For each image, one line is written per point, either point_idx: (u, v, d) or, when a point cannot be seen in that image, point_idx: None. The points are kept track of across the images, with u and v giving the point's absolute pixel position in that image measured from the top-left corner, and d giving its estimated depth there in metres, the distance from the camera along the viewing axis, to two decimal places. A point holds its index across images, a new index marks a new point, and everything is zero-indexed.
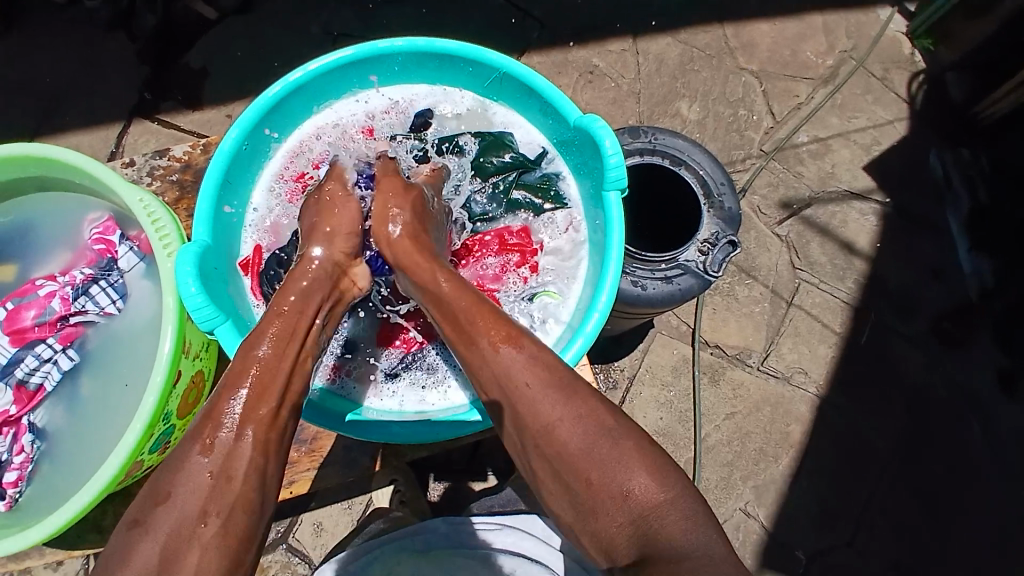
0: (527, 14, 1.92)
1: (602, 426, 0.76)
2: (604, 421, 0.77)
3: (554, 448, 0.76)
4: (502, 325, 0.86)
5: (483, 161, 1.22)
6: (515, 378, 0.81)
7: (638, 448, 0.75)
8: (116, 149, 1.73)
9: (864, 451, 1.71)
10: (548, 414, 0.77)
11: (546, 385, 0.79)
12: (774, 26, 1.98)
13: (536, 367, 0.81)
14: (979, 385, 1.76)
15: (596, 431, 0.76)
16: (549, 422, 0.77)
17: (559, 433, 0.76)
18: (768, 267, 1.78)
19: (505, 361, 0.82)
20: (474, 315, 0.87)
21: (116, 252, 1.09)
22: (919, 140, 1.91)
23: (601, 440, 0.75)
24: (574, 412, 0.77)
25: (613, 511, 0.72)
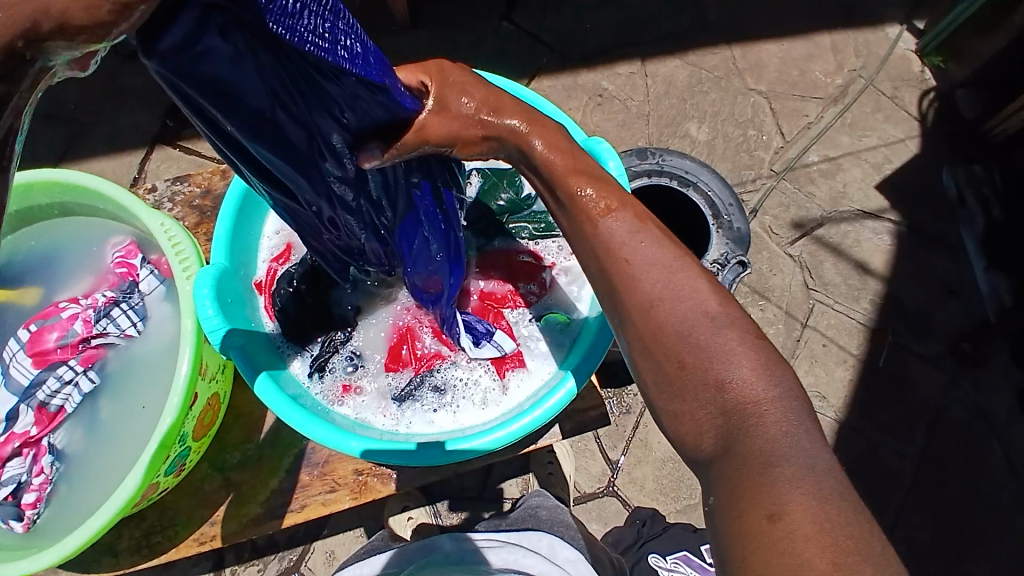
0: (537, 39, 1.96)
1: (707, 312, 0.68)
2: (709, 303, 0.69)
3: (654, 326, 0.69)
4: (586, 172, 0.78)
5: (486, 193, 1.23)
6: (617, 254, 0.72)
7: (741, 339, 0.66)
8: (139, 175, 1.79)
9: (883, 473, 1.68)
10: (652, 287, 0.70)
11: (651, 259, 0.71)
12: (782, 46, 1.99)
13: (642, 231, 0.73)
14: (1001, 410, 1.73)
15: (696, 310, 0.68)
16: (657, 297, 0.69)
17: (662, 307, 0.69)
18: (780, 287, 1.78)
19: (610, 234, 0.73)
20: (580, 185, 0.76)
21: (137, 275, 1.13)
22: (930, 158, 1.91)
23: (702, 324, 0.67)
24: (677, 290, 0.69)
25: (705, 394, 0.65)
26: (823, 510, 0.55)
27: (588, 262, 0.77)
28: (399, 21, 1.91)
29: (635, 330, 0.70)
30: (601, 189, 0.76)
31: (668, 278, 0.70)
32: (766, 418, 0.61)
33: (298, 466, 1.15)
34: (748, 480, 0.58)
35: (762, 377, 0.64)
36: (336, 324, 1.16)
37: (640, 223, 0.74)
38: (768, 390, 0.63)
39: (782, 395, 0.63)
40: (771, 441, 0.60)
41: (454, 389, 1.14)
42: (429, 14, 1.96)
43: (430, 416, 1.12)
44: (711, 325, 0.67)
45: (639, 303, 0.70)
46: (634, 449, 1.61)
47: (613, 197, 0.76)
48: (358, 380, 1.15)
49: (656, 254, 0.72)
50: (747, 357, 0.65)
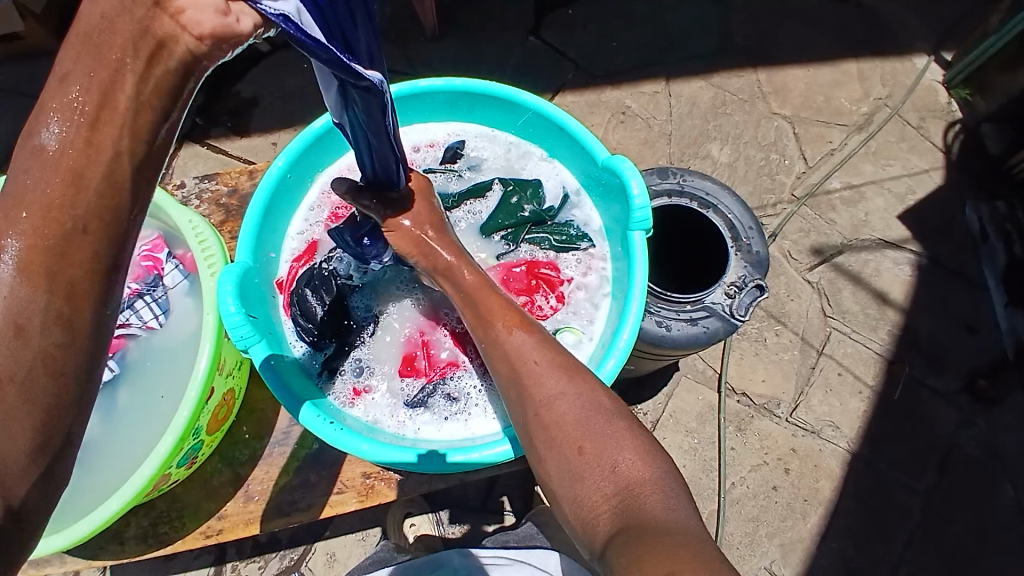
0: (563, 55, 1.98)
1: (600, 407, 0.77)
2: (601, 403, 0.78)
3: (552, 419, 0.77)
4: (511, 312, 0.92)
5: (506, 204, 1.21)
6: (525, 360, 0.84)
7: (629, 430, 0.75)
8: (167, 170, 1.84)
9: (894, 507, 1.66)
10: (552, 388, 0.80)
11: (553, 367, 0.83)
12: (809, 71, 1.99)
13: (547, 349, 0.86)
14: (1014, 450, 1.70)
15: (590, 405, 0.78)
16: (555, 394, 0.79)
17: (559, 405, 0.78)
18: (797, 313, 1.76)
19: (518, 344, 0.86)
20: (495, 307, 0.92)
21: (162, 269, 1.15)
22: (954, 191, 1.89)
23: (594, 414, 0.76)
24: (573, 391, 0.79)
25: (600, 475, 0.70)
26: (690, 555, 0.56)
27: (499, 372, 0.87)
28: (428, 33, 1.95)
29: (539, 426, 0.78)
30: (513, 317, 0.91)
31: (566, 385, 0.80)
32: (653, 498, 0.66)
33: (307, 465, 1.16)
34: (633, 537, 0.62)
35: (643, 458, 0.71)
36: (356, 328, 1.18)
37: (542, 341, 0.87)
38: (649, 471, 0.69)
39: (664, 475, 0.69)
40: (656, 516, 0.63)
41: (464, 397, 1.14)
42: (457, 26, 1.99)
43: (439, 423, 1.12)
44: (603, 416, 0.76)
45: (532, 409, 0.80)
46: None
47: (521, 322, 0.90)
48: (372, 384, 1.15)
49: (555, 362, 0.84)
50: (634, 444, 0.72)
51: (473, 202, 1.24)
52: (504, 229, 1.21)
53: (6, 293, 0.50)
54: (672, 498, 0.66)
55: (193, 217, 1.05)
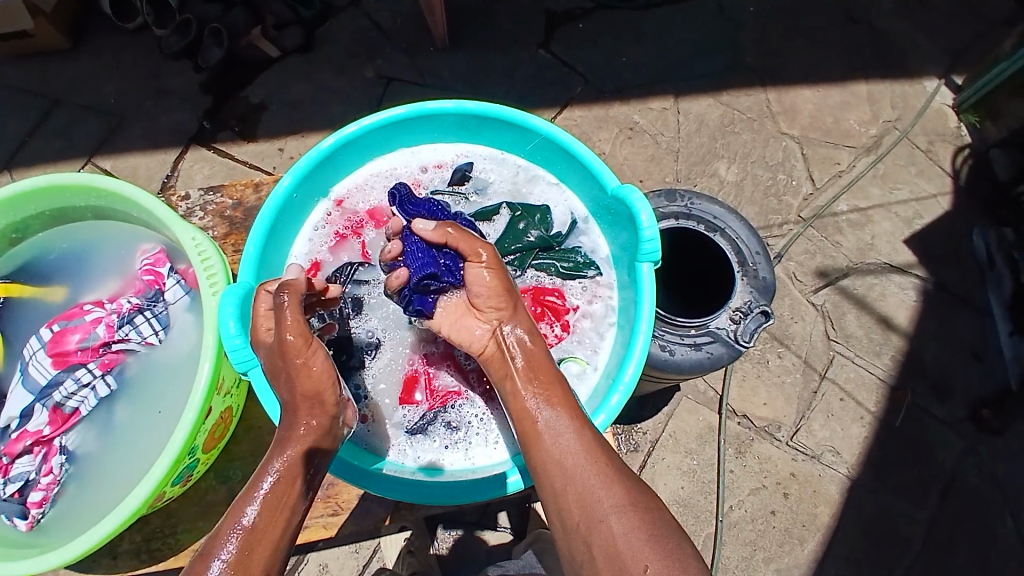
0: (572, 69, 1.97)
1: (659, 532, 0.79)
2: (664, 520, 0.81)
3: (613, 533, 0.79)
4: (564, 408, 0.91)
5: (512, 230, 1.21)
6: (581, 468, 0.85)
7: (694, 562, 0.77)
8: (171, 172, 1.85)
9: (894, 536, 1.64)
10: (607, 505, 0.81)
11: (617, 474, 0.85)
12: (818, 92, 1.98)
13: (602, 456, 0.86)
14: (1018, 482, 1.68)
15: (648, 525, 0.79)
16: (620, 506, 0.81)
17: (614, 525, 0.79)
18: (801, 336, 1.75)
19: (566, 447, 0.87)
20: (542, 402, 0.92)
21: (163, 284, 1.14)
22: (961, 216, 1.88)
23: (657, 535, 0.79)
24: (632, 509, 0.81)
25: None
26: None
27: (541, 472, 0.88)
28: (438, 43, 1.95)
29: (592, 539, 0.80)
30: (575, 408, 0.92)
31: (622, 507, 0.81)
32: None
33: None
34: None
35: None
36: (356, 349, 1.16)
37: (591, 447, 0.87)
38: None
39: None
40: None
41: (463, 426, 1.13)
42: (467, 37, 1.99)
43: (437, 452, 1.11)
44: (661, 543, 0.78)
45: (592, 516, 0.81)
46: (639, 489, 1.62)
47: (573, 419, 0.90)
48: (374, 409, 1.14)
49: (604, 473, 0.84)
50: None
51: (481, 225, 1.23)
52: (511, 253, 1.19)
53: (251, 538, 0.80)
54: None
55: (200, 235, 1.04)
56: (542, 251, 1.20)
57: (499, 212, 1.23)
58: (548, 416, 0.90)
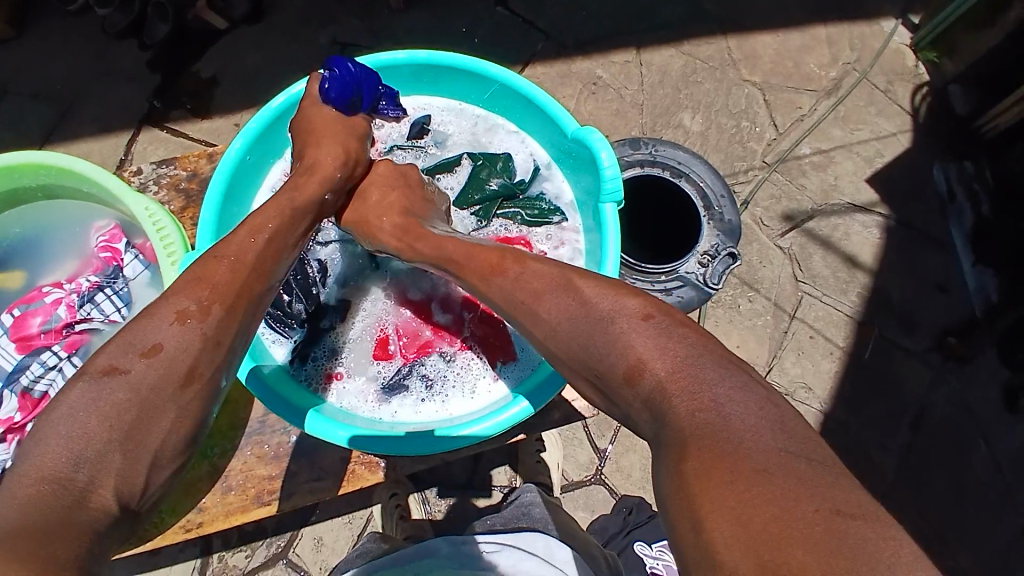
0: (532, 26, 1.94)
1: (604, 313, 0.75)
2: (605, 303, 0.76)
3: (562, 349, 0.78)
4: (488, 257, 0.90)
5: (474, 181, 1.20)
6: (522, 298, 0.83)
7: (642, 322, 0.71)
8: (126, 156, 1.79)
9: (867, 465, 1.71)
10: (557, 315, 0.79)
11: (541, 293, 0.82)
12: (777, 37, 1.98)
13: (538, 276, 0.84)
14: (985, 406, 1.75)
15: (591, 317, 0.75)
16: (558, 323, 0.78)
17: (564, 334, 0.77)
18: (770, 279, 1.79)
19: (508, 287, 0.85)
20: (467, 265, 0.92)
21: (122, 260, 1.11)
22: (922, 152, 1.91)
23: (603, 320, 0.74)
24: (574, 310, 0.78)
25: (630, 388, 0.69)
26: (738, 484, 0.56)
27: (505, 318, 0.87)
28: (392, 5, 1.89)
29: (563, 363, 0.78)
30: (493, 257, 0.91)
31: (567, 308, 0.78)
32: (682, 400, 0.64)
33: (282, 452, 1.15)
34: (689, 467, 0.60)
35: (665, 351, 0.68)
36: (326, 314, 1.16)
37: (522, 272, 0.85)
38: (669, 361, 0.67)
39: (690, 359, 0.67)
40: (693, 415, 0.62)
41: (438, 377, 1.14)
42: None
43: (415, 405, 1.12)
44: (605, 325, 0.73)
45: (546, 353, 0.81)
46: (622, 439, 1.61)
47: (496, 263, 0.89)
48: (349, 368, 1.15)
49: (542, 290, 0.82)
50: (648, 342, 0.69)
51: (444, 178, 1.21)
52: (474, 204, 1.19)
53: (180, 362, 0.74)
54: (700, 375, 0.65)
55: (153, 202, 1.02)
56: (506, 200, 1.20)
57: (460, 163, 1.22)
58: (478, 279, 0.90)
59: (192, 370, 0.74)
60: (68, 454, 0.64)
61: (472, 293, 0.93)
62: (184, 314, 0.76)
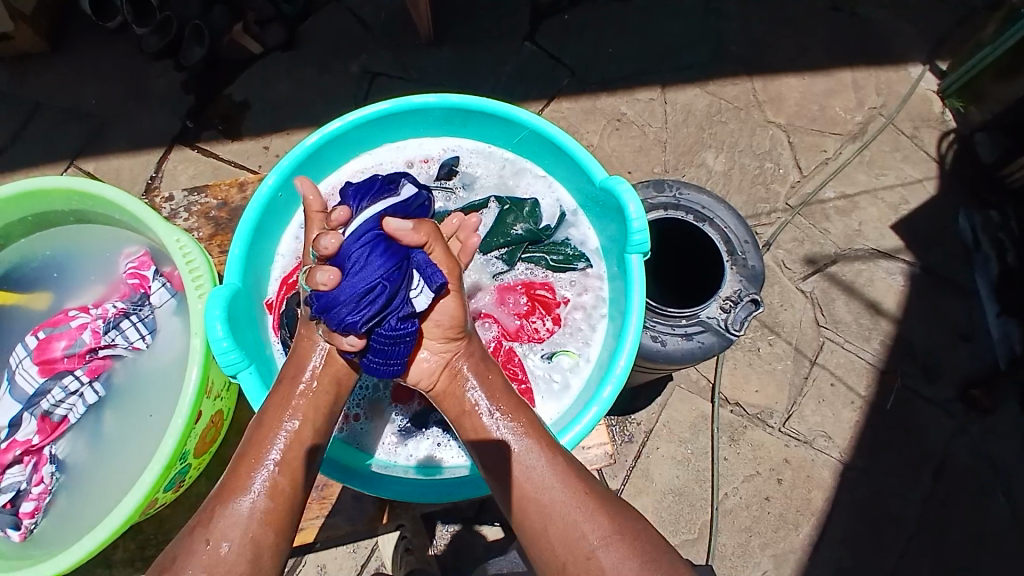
0: (558, 62, 1.96)
1: (642, 553, 0.86)
2: (653, 540, 0.88)
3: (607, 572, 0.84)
4: (543, 440, 0.95)
5: (500, 225, 1.20)
6: (568, 500, 0.89)
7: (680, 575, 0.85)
8: (156, 174, 1.83)
9: (887, 517, 1.66)
10: (596, 537, 0.86)
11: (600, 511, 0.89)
12: (803, 80, 1.99)
13: (585, 482, 0.92)
14: (1009, 462, 1.70)
15: (640, 551, 0.86)
16: (606, 536, 0.86)
17: (601, 557, 0.85)
18: (791, 323, 1.76)
19: (550, 481, 0.90)
20: (516, 434, 0.94)
21: (149, 287, 1.13)
22: (948, 200, 1.89)
23: (646, 559, 0.85)
24: (619, 533, 0.87)
25: None
26: None
27: (518, 505, 0.91)
28: (422, 37, 1.93)
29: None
30: (544, 441, 0.94)
31: (609, 532, 0.87)
32: None
33: None
34: None
35: None
36: None
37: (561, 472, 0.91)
38: None
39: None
40: None
41: None
42: (451, 30, 1.97)
43: (431, 449, 1.11)
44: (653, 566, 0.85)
45: (580, 552, 0.86)
46: (634, 481, 1.63)
47: (545, 445, 0.94)
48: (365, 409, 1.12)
49: (586, 499, 0.89)
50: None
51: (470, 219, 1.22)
52: (500, 248, 1.20)
53: (264, 500, 0.89)
54: None
55: (185, 235, 1.03)
56: (531, 245, 1.20)
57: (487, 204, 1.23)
58: (519, 450, 0.93)
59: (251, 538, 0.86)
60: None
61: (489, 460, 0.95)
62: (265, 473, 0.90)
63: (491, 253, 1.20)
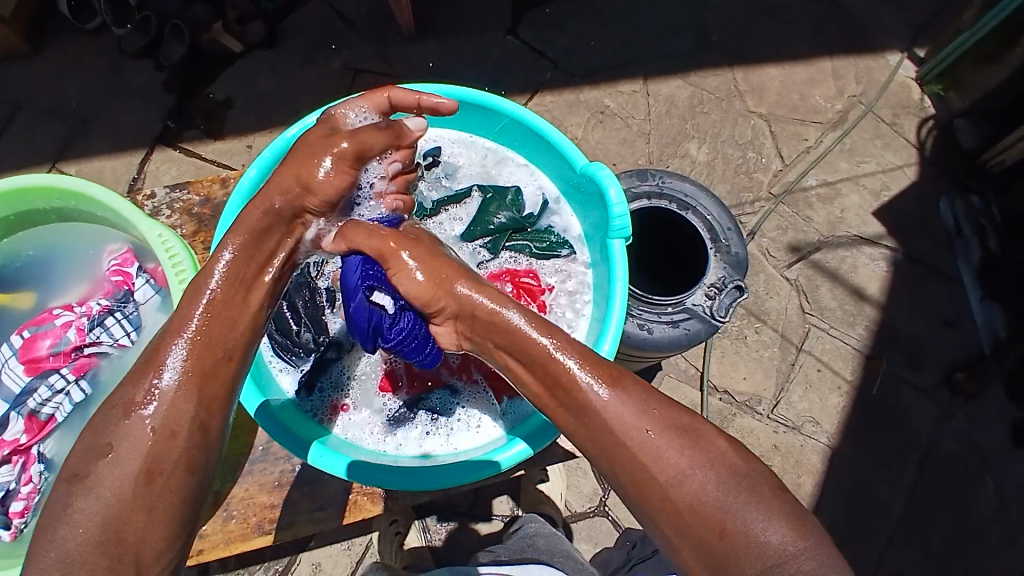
0: (541, 55, 1.97)
1: (724, 476, 0.77)
2: (736, 463, 0.79)
3: (688, 496, 0.76)
4: (599, 368, 0.85)
5: (482, 214, 1.21)
6: (634, 428, 0.80)
7: (771, 494, 0.76)
8: (139, 175, 1.81)
9: (875, 500, 1.69)
10: (678, 461, 0.78)
11: (669, 432, 0.80)
12: (784, 69, 2.01)
13: (653, 412, 0.81)
14: (993, 444, 1.73)
15: (720, 477, 0.77)
16: (682, 471, 0.77)
17: (689, 482, 0.76)
18: (777, 310, 1.78)
19: (617, 410, 0.81)
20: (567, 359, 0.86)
21: (132, 284, 1.13)
22: (928, 186, 1.92)
23: (736, 481, 0.76)
24: (697, 459, 0.78)
25: (749, 561, 0.72)
26: None
27: (580, 431, 0.84)
28: (405, 33, 1.92)
29: (659, 507, 0.77)
30: (597, 368, 0.85)
31: (685, 455, 0.78)
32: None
33: (287, 480, 1.14)
34: None
35: (794, 530, 0.73)
36: (332, 343, 1.17)
37: (627, 394, 0.83)
38: (799, 545, 0.72)
39: (818, 542, 0.73)
40: None
41: (444, 410, 1.14)
42: (434, 25, 1.97)
43: (420, 439, 1.13)
44: (735, 491, 0.76)
45: (661, 476, 0.77)
46: None
47: (604, 372, 0.85)
48: (353, 398, 1.15)
49: (661, 424, 0.80)
50: (781, 513, 0.74)
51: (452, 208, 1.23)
52: (482, 237, 1.21)
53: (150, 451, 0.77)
54: (817, 561, 0.71)
55: (168, 229, 1.03)
56: (514, 233, 1.21)
57: (470, 194, 1.24)
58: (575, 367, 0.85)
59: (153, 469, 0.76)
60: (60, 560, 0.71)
61: (536, 389, 0.89)
62: (137, 407, 0.79)
63: (474, 241, 1.21)
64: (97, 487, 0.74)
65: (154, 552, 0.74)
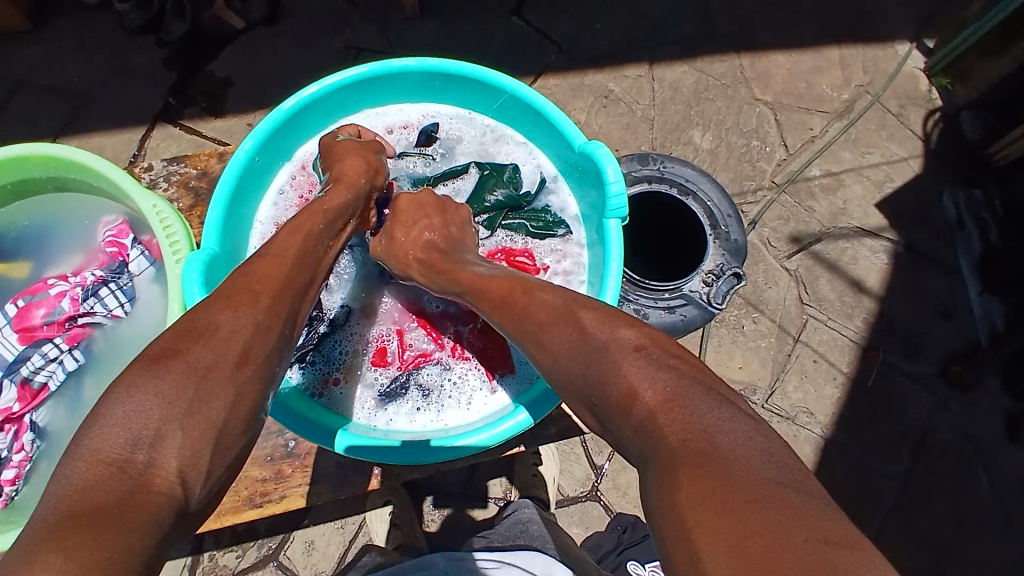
0: (545, 37, 1.95)
1: (583, 342, 0.77)
2: (588, 334, 0.77)
3: (562, 377, 0.78)
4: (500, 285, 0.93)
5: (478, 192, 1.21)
6: (527, 328, 0.85)
7: (630, 353, 0.72)
8: (139, 151, 1.81)
9: (868, 490, 1.70)
10: (551, 344, 0.80)
11: (545, 322, 0.83)
12: (791, 57, 1.98)
13: (542, 304, 0.85)
14: (987, 436, 1.73)
15: (580, 345, 0.76)
16: (552, 351, 0.80)
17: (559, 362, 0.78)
18: (775, 300, 1.78)
19: (513, 315, 0.87)
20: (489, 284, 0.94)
21: (127, 255, 1.12)
22: (932, 177, 1.90)
23: (590, 353, 0.75)
24: (563, 337, 0.79)
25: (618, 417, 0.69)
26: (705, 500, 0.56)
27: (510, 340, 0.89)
28: (406, 12, 1.90)
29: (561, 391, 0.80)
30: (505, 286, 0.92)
31: (554, 337, 0.80)
32: (666, 418, 0.64)
33: (279, 454, 1.15)
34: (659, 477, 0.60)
35: (648, 377, 0.68)
36: (325, 317, 1.16)
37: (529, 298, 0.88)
38: (657, 389, 0.66)
39: (675, 381, 0.67)
40: (671, 436, 0.62)
41: (435, 388, 1.14)
42: (437, 4, 1.95)
43: (410, 414, 1.13)
44: (590, 356, 0.74)
45: (547, 363, 0.81)
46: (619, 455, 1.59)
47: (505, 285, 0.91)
48: (346, 373, 1.15)
49: (540, 315, 0.84)
50: (633, 367, 0.69)
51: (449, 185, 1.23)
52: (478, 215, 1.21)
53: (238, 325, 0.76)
54: (673, 397, 0.65)
55: (162, 200, 1.02)
56: (510, 212, 1.21)
57: (467, 170, 1.23)
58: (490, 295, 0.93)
59: (247, 350, 0.74)
60: (126, 435, 0.63)
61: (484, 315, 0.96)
62: (230, 302, 0.77)
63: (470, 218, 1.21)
64: (192, 363, 0.70)
65: (233, 433, 0.70)
